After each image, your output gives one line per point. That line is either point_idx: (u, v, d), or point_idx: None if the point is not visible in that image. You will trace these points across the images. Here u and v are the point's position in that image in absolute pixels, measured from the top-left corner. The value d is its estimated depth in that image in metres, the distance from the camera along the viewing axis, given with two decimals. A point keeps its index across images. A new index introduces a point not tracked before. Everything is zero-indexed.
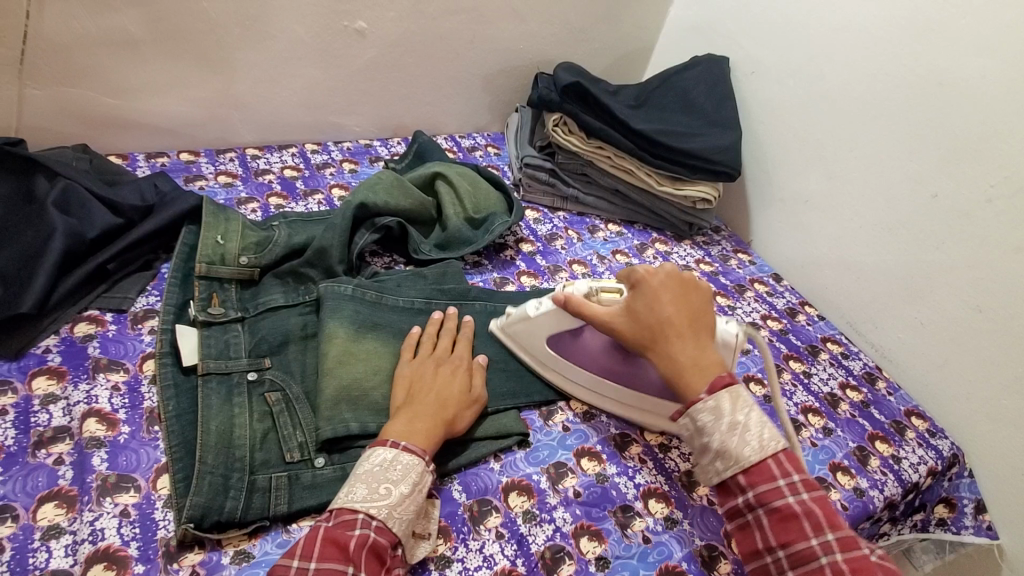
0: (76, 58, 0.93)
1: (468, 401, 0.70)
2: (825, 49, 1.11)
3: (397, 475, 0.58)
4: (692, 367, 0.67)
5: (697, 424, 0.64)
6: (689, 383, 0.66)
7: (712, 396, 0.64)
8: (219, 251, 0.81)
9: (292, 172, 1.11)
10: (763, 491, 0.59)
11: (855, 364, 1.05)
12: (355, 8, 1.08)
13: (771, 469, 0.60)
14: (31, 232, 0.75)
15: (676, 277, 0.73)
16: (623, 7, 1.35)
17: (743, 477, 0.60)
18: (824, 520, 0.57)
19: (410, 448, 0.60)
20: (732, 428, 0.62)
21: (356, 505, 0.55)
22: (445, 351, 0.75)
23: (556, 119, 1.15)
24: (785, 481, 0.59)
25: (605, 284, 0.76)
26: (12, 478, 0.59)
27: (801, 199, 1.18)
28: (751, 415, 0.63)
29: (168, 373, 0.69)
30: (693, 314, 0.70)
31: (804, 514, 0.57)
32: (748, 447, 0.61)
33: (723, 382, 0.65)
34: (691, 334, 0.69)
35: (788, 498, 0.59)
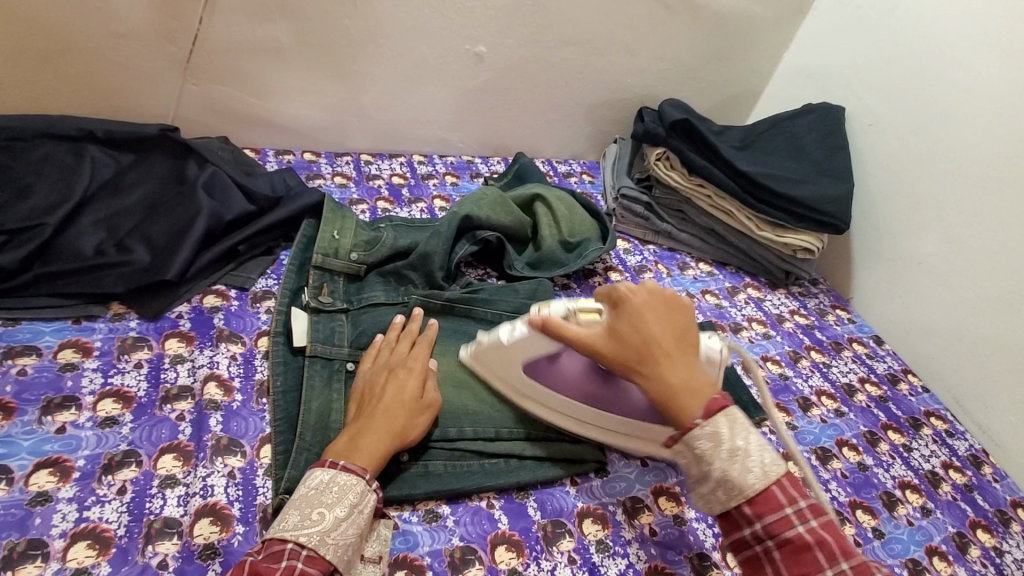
0: (233, 61, 1.04)
1: (421, 407, 0.67)
2: (954, 109, 1.06)
3: (332, 498, 0.55)
4: (683, 389, 0.60)
5: (696, 451, 0.57)
6: (680, 405, 0.59)
7: (710, 421, 0.57)
8: (334, 245, 0.88)
9: (399, 180, 1.18)
10: (772, 523, 0.53)
11: (960, 444, 0.97)
12: (478, 33, 1.15)
13: (778, 497, 0.54)
14: (182, 209, 0.84)
15: (659, 295, 0.66)
16: (735, 50, 1.34)
17: (749, 507, 0.55)
18: (838, 549, 0.52)
19: (349, 467, 0.58)
20: (732, 455, 0.56)
21: (286, 534, 0.52)
22: (401, 355, 0.72)
23: (659, 153, 1.17)
24: (793, 509, 0.54)
25: (581, 304, 0.69)
26: (141, 426, 0.65)
27: (912, 261, 1.12)
28: (751, 439, 0.56)
29: (280, 351, 0.75)
30: (680, 331, 0.64)
31: (817, 545, 0.52)
32: (750, 473, 0.55)
33: (718, 405, 0.59)
34: (680, 355, 0.62)
35: (798, 527, 0.53)
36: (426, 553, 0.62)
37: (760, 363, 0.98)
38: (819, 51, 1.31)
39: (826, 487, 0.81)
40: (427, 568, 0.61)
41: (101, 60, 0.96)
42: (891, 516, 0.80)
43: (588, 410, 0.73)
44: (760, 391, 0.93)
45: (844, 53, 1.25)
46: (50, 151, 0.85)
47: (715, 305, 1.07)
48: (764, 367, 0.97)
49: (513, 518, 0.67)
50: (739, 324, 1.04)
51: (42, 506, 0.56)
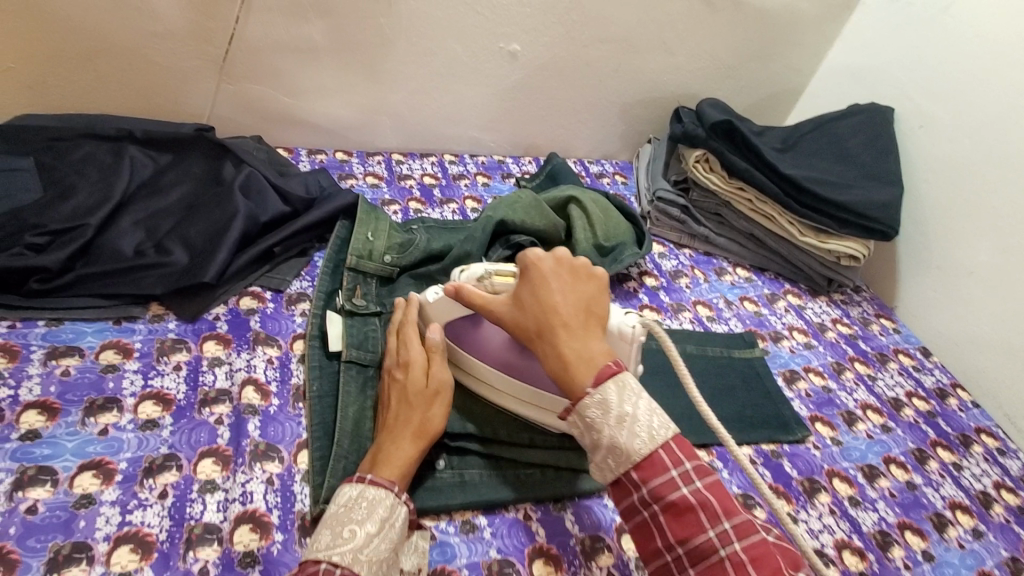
0: (267, 61, 1.04)
1: (430, 396, 0.65)
2: (1014, 112, 1.01)
3: (362, 514, 0.54)
4: (577, 360, 0.56)
5: (585, 419, 0.53)
6: (572, 375, 0.55)
7: (597, 389, 0.53)
8: (368, 247, 0.87)
9: (431, 180, 1.17)
10: (657, 487, 0.49)
11: (1013, 464, 0.92)
12: (512, 31, 1.13)
13: (662, 461, 0.50)
14: (219, 210, 0.85)
15: (567, 263, 0.62)
16: (777, 47, 1.30)
17: (636, 473, 0.51)
18: (719, 508, 0.48)
19: (377, 481, 0.57)
20: (621, 422, 0.52)
21: (320, 555, 0.51)
22: (394, 348, 0.71)
23: (698, 155, 1.13)
24: (678, 471, 0.50)
25: (500, 268, 0.69)
26: (181, 429, 0.65)
27: (964, 270, 1.07)
28: (640, 405, 0.52)
29: (316, 355, 0.75)
30: (585, 302, 0.60)
31: (698, 506, 0.48)
32: (638, 438, 0.51)
33: (609, 372, 0.54)
34: (582, 326, 0.58)
35: (681, 490, 0.49)
36: (464, 566, 0.61)
37: (802, 374, 0.95)
38: (867, 48, 1.25)
39: (873, 507, 0.78)
40: None
41: (140, 59, 0.97)
42: (941, 538, 0.76)
43: (502, 377, 0.71)
44: (802, 404, 0.89)
45: (893, 50, 1.20)
46: (90, 151, 0.85)
47: (754, 313, 1.04)
48: (806, 378, 0.94)
49: (551, 531, 0.66)
50: (779, 333, 1.01)
51: (86, 509, 0.57)
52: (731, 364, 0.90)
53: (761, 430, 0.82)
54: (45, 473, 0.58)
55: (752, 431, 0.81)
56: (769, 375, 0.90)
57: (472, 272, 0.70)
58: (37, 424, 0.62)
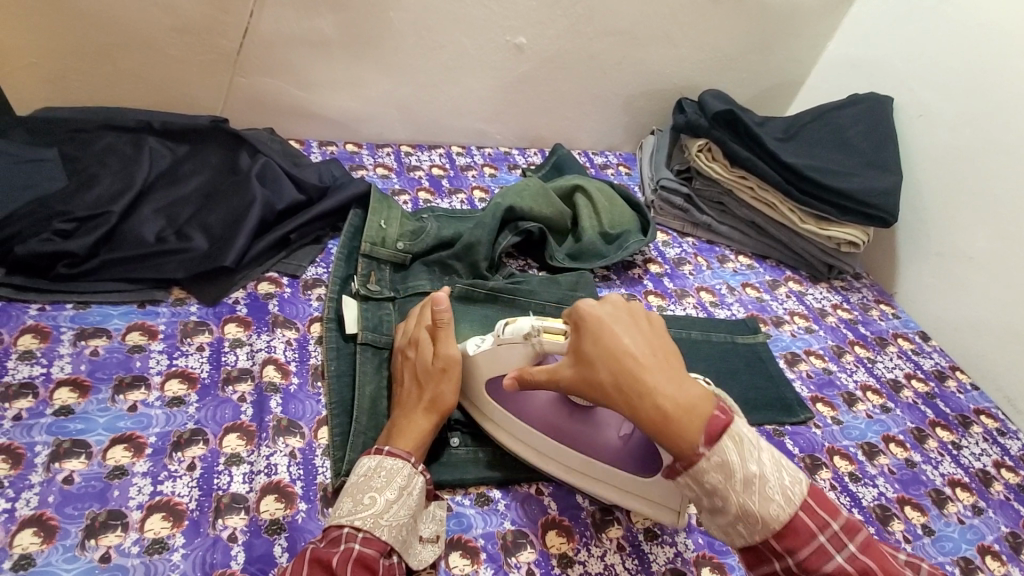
0: (280, 54, 1.06)
1: (438, 373, 0.66)
2: (1012, 100, 1.03)
3: (381, 482, 0.57)
4: (678, 412, 0.53)
5: (705, 485, 0.52)
6: (679, 433, 0.52)
7: (712, 448, 0.52)
8: (381, 234, 0.89)
9: (439, 171, 1.19)
10: (805, 557, 0.50)
11: (1012, 443, 0.95)
12: (519, 25, 1.15)
13: (808, 526, 0.51)
14: (237, 199, 0.87)
15: (620, 307, 0.59)
16: (778, 39, 1.32)
17: (777, 542, 0.51)
18: (880, 570, 0.50)
19: (394, 452, 0.60)
20: (749, 485, 0.51)
21: (342, 520, 0.55)
22: (409, 332, 0.72)
23: (701, 145, 1.15)
24: (825, 535, 0.51)
25: (549, 323, 0.63)
26: (206, 406, 0.68)
27: (963, 256, 1.09)
28: (766, 464, 0.52)
29: (333, 337, 0.78)
30: (654, 342, 0.57)
31: (857, 573, 0.50)
32: (772, 502, 0.51)
33: (719, 424, 0.53)
34: (665, 370, 0.55)
35: (835, 557, 0.50)
36: (480, 535, 0.63)
37: (803, 357, 0.97)
38: (866, 40, 1.27)
39: (873, 482, 0.80)
40: (481, 550, 0.62)
41: (157, 53, 0.99)
42: (940, 513, 0.79)
43: (552, 445, 0.67)
44: (803, 385, 0.92)
45: (893, 41, 1.22)
46: (111, 142, 0.88)
47: (756, 299, 1.06)
48: (808, 361, 0.97)
49: (562, 504, 0.68)
50: (780, 318, 1.03)
51: (119, 479, 0.60)
52: (734, 348, 0.93)
53: (763, 410, 0.84)
54: (80, 446, 0.61)
55: (753, 411, 0.84)
56: (771, 358, 0.93)
57: (517, 327, 0.64)
58: (70, 400, 0.65)
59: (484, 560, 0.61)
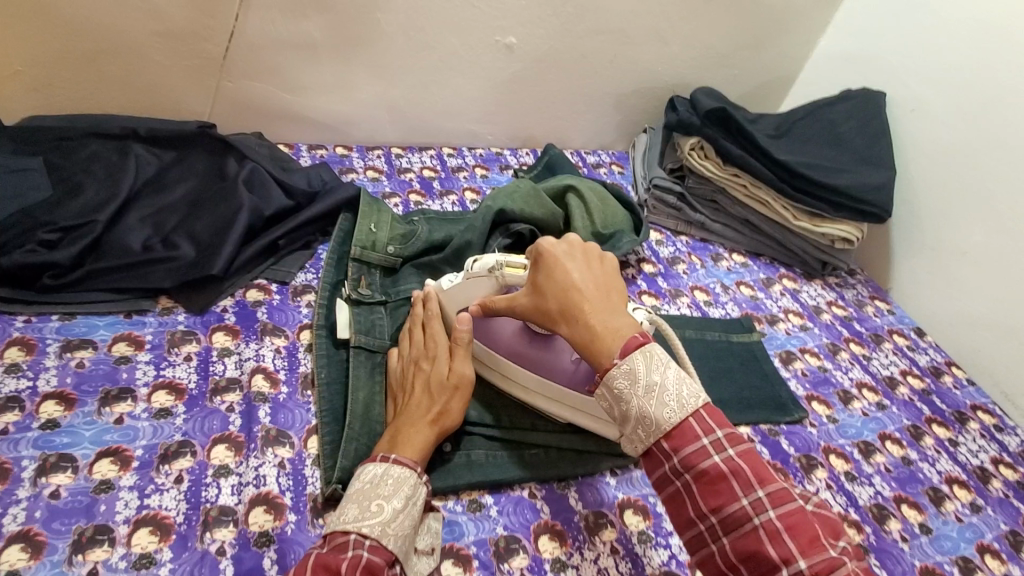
0: (267, 58, 1.05)
1: (450, 389, 0.67)
2: (1005, 94, 1.02)
3: (388, 490, 0.57)
4: (605, 332, 0.55)
5: (614, 390, 0.53)
6: (600, 348, 0.55)
7: (625, 359, 0.53)
8: (371, 238, 0.88)
9: (430, 173, 1.18)
10: (688, 456, 0.50)
11: (1010, 439, 0.94)
12: (508, 24, 1.14)
13: (693, 429, 0.51)
14: (224, 205, 0.86)
15: (580, 246, 0.62)
16: (770, 35, 1.31)
17: (666, 442, 0.51)
18: (753, 476, 0.49)
19: (401, 460, 0.59)
20: (649, 391, 0.52)
21: (348, 526, 0.54)
22: (420, 343, 0.72)
23: (693, 144, 1.14)
24: (709, 440, 0.50)
25: (512, 259, 0.71)
26: (194, 417, 0.67)
27: (958, 251, 1.08)
28: (668, 374, 0.52)
29: (323, 343, 0.77)
30: (603, 280, 0.59)
31: (731, 474, 0.49)
32: (667, 407, 0.51)
33: (636, 343, 0.54)
34: (605, 300, 0.58)
35: (713, 458, 0.50)
36: (472, 543, 0.63)
37: (798, 355, 0.97)
38: (859, 34, 1.27)
39: (870, 481, 0.80)
40: (474, 558, 0.61)
41: (141, 58, 0.98)
42: (939, 512, 0.78)
43: (515, 367, 0.73)
44: (799, 384, 0.92)
45: (885, 35, 1.21)
46: (97, 149, 0.87)
47: (750, 297, 1.06)
48: (803, 359, 0.96)
49: (555, 508, 0.68)
50: (775, 316, 1.03)
51: (106, 494, 0.59)
52: (729, 348, 0.92)
53: (758, 410, 0.84)
54: (66, 461, 0.60)
55: (748, 411, 0.83)
56: (767, 358, 0.92)
57: (484, 262, 0.73)
58: (56, 414, 0.64)
59: (477, 568, 0.61)
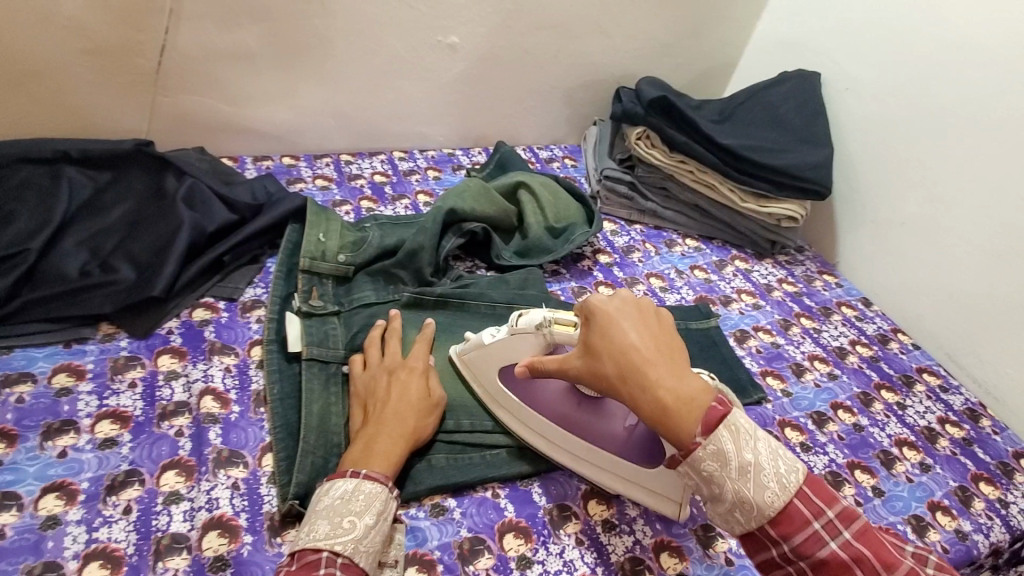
0: (202, 69, 1.02)
1: (429, 406, 0.69)
2: (931, 69, 1.07)
3: (360, 506, 0.56)
4: (676, 403, 0.54)
5: (703, 473, 0.53)
6: (676, 425, 0.54)
7: (709, 438, 0.52)
8: (321, 248, 0.87)
9: (381, 178, 1.17)
10: (799, 544, 0.50)
11: (956, 399, 0.99)
12: (450, 24, 1.14)
13: (802, 513, 0.51)
14: (164, 223, 0.84)
15: (633, 303, 0.61)
16: (709, 22, 1.34)
17: (773, 529, 0.51)
18: (876, 561, 0.49)
19: (372, 475, 0.58)
20: (744, 473, 0.52)
21: (320, 544, 0.53)
22: (396, 357, 0.72)
23: (640, 132, 1.16)
24: (820, 523, 0.51)
25: (560, 314, 0.66)
26: (141, 445, 0.65)
27: (896, 222, 1.13)
28: (760, 450, 0.52)
29: (274, 359, 0.75)
30: (660, 338, 0.59)
31: (851, 561, 0.49)
32: (765, 489, 0.51)
33: (716, 415, 0.53)
34: (668, 361, 0.57)
35: (828, 543, 0.50)
36: (436, 547, 0.62)
37: (752, 333, 0.99)
38: (793, 19, 1.30)
39: (824, 450, 0.83)
40: (438, 562, 0.61)
41: (68, 77, 0.94)
42: (891, 474, 0.82)
43: (560, 432, 0.70)
44: (753, 361, 0.94)
45: (817, 18, 1.25)
46: (25, 175, 0.83)
47: (704, 280, 1.08)
48: (756, 336, 0.99)
49: (518, 506, 0.68)
50: (728, 297, 1.05)
51: (53, 530, 0.57)
52: (687, 334, 0.93)
53: None
54: (8, 499, 0.58)
55: None
56: (724, 342, 0.94)
57: (531, 318, 0.68)
58: None
59: (441, 572, 0.61)
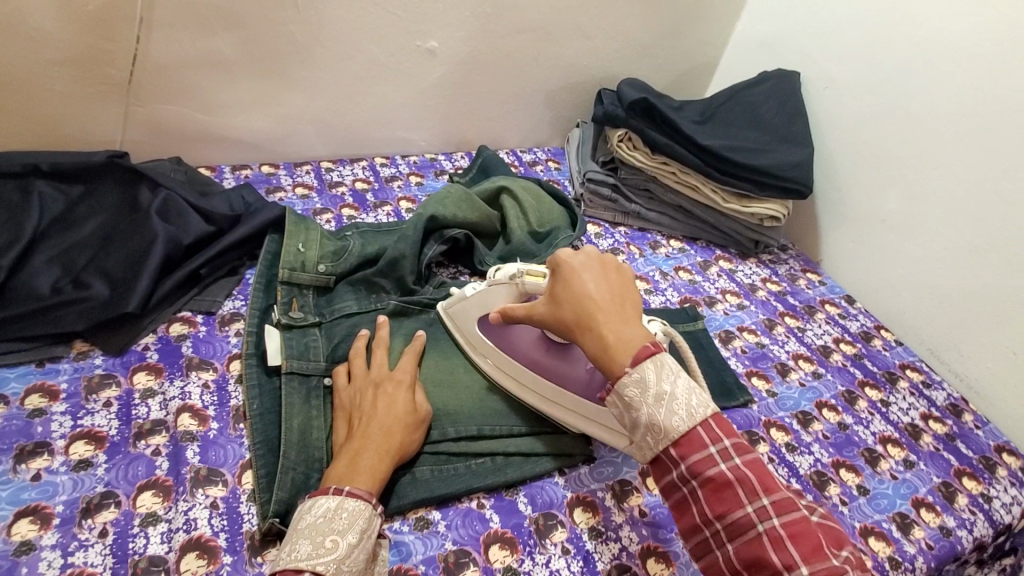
0: (176, 78, 1.00)
1: (415, 422, 0.68)
2: (907, 67, 1.07)
3: (343, 524, 0.55)
4: (616, 342, 0.56)
5: (624, 399, 0.54)
6: (609, 359, 0.56)
7: (636, 368, 0.54)
8: (300, 259, 0.86)
9: (362, 185, 1.16)
10: (695, 464, 0.51)
11: (938, 394, 1.00)
12: (428, 28, 1.13)
13: (702, 437, 0.52)
14: (138, 237, 0.82)
15: (597, 257, 0.63)
16: (689, 23, 1.34)
17: (674, 449, 0.52)
18: (757, 484, 0.50)
19: (356, 493, 0.57)
20: (659, 401, 0.52)
21: (301, 564, 0.52)
22: (382, 369, 0.71)
23: (621, 136, 1.15)
24: (716, 447, 0.51)
25: (532, 268, 0.74)
26: (117, 466, 0.63)
27: (877, 219, 1.14)
28: (679, 383, 0.53)
29: (254, 373, 0.74)
30: (618, 291, 0.61)
31: (736, 481, 0.50)
32: (676, 416, 0.52)
33: (648, 351, 0.55)
34: (618, 310, 0.59)
35: (720, 465, 0.51)
36: (420, 562, 0.62)
37: (737, 334, 0.99)
38: (772, 18, 1.31)
39: (809, 450, 0.83)
40: None
41: (37, 89, 0.92)
42: (875, 472, 0.82)
43: (530, 375, 0.75)
44: (738, 361, 0.94)
45: (795, 17, 1.26)
46: None
47: (689, 281, 1.08)
48: (741, 337, 0.99)
49: (504, 516, 0.67)
50: (713, 298, 1.05)
51: (28, 555, 0.55)
52: None
53: None
54: None
55: None
56: (710, 344, 0.94)
57: (507, 271, 0.77)
58: None
59: None
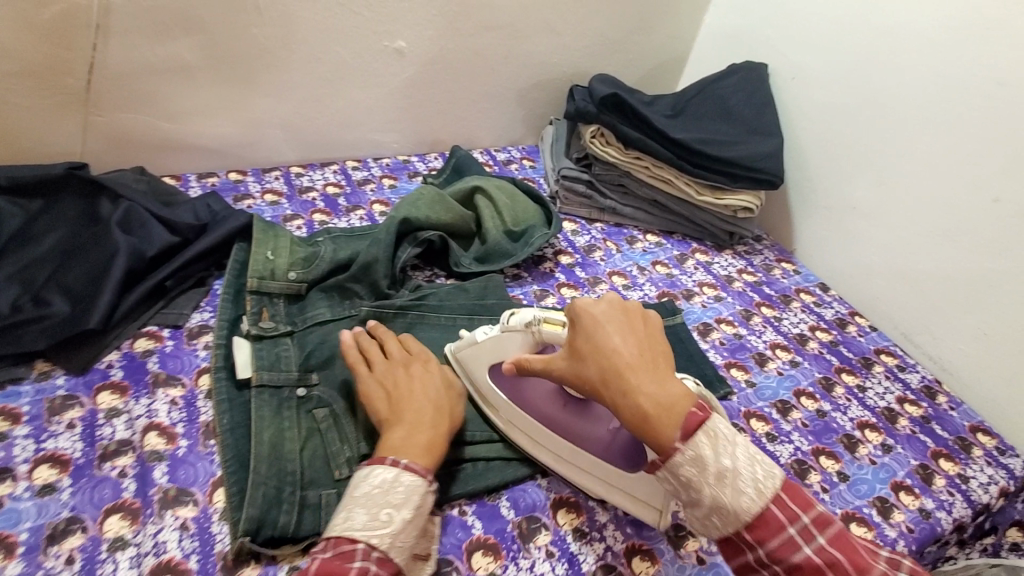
0: (136, 85, 0.97)
1: (451, 398, 0.69)
2: (872, 56, 1.08)
3: (399, 498, 0.55)
4: (656, 409, 0.55)
5: (681, 478, 0.54)
6: (655, 428, 0.55)
7: (688, 443, 0.53)
8: (269, 267, 0.83)
9: (334, 189, 1.14)
10: (774, 549, 0.52)
11: (912, 377, 1.01)
12: (395, 28, 1.11)
13: (778, 519, 0.52)
14: (98, 250, 0.79)
15: (619, 308, 0.63)
16: (658, 17, 1.34)
17: (749, 534, 0.53)
18: (849, 565, 0.51)
19: (412, 466, 0.58)
20: (721, 479, 0.53)
21: (356, 535, 0.52)
22: (403, 352, 0.71)
23: (594, 131, 1.15)
24: (795, 528, 0.52)
25: (550, 314, 0.68)
26: (82, 489, 0.61)
27: (848, 207, 1.15)
28: (738, 457, 0.53)
29: (223, 387, 0.72)
30: (645, 344, 0.60)
31: (826, 566, 0.51)
32: (743, 494, 0.53)
33: (695, 420, 0.54)
34: (652, 366, 0.59)
35: (804, 549, 0.52)
36: None
37: (715, 326, 1.00)
38: (739, 11, 1.32)
39: (789, 439, 0.83)
40: None
41: None
42: (854, 458, 0.83)
43: (545, 432, 0.70)
44: (717, 353, 0.95)
45: (762, 9, 1.27)
46: None
47: (666, 275, 1.08)
48: (719, 329, 0.99)
49: (487, 522, 0.66)
50: (690, 291, 1.06)
51: None
52: None
53: None
54: None
55: None
56: (690, 338, 0.94)
57: (521, 317, 0.69)
58: None
59: None
